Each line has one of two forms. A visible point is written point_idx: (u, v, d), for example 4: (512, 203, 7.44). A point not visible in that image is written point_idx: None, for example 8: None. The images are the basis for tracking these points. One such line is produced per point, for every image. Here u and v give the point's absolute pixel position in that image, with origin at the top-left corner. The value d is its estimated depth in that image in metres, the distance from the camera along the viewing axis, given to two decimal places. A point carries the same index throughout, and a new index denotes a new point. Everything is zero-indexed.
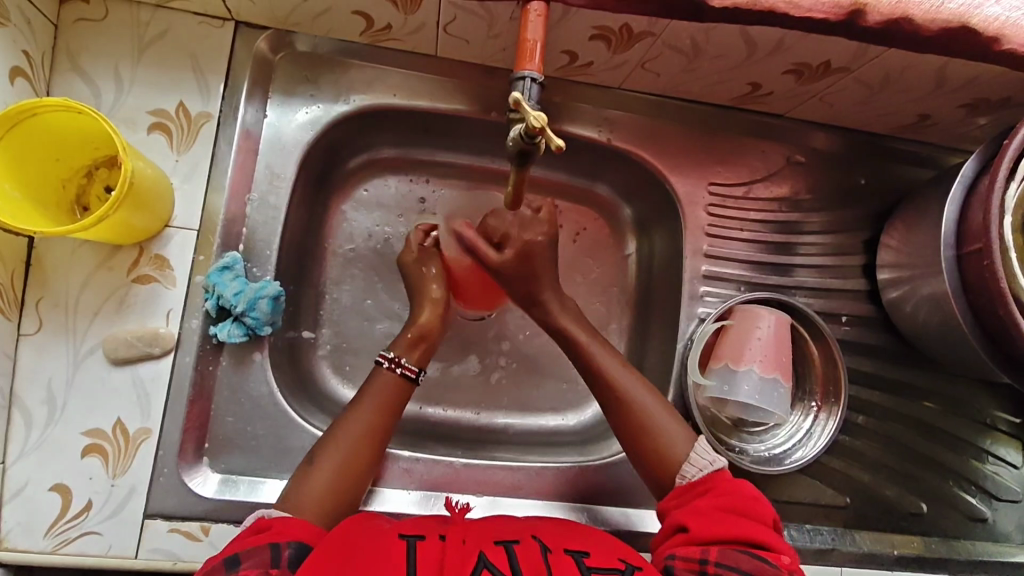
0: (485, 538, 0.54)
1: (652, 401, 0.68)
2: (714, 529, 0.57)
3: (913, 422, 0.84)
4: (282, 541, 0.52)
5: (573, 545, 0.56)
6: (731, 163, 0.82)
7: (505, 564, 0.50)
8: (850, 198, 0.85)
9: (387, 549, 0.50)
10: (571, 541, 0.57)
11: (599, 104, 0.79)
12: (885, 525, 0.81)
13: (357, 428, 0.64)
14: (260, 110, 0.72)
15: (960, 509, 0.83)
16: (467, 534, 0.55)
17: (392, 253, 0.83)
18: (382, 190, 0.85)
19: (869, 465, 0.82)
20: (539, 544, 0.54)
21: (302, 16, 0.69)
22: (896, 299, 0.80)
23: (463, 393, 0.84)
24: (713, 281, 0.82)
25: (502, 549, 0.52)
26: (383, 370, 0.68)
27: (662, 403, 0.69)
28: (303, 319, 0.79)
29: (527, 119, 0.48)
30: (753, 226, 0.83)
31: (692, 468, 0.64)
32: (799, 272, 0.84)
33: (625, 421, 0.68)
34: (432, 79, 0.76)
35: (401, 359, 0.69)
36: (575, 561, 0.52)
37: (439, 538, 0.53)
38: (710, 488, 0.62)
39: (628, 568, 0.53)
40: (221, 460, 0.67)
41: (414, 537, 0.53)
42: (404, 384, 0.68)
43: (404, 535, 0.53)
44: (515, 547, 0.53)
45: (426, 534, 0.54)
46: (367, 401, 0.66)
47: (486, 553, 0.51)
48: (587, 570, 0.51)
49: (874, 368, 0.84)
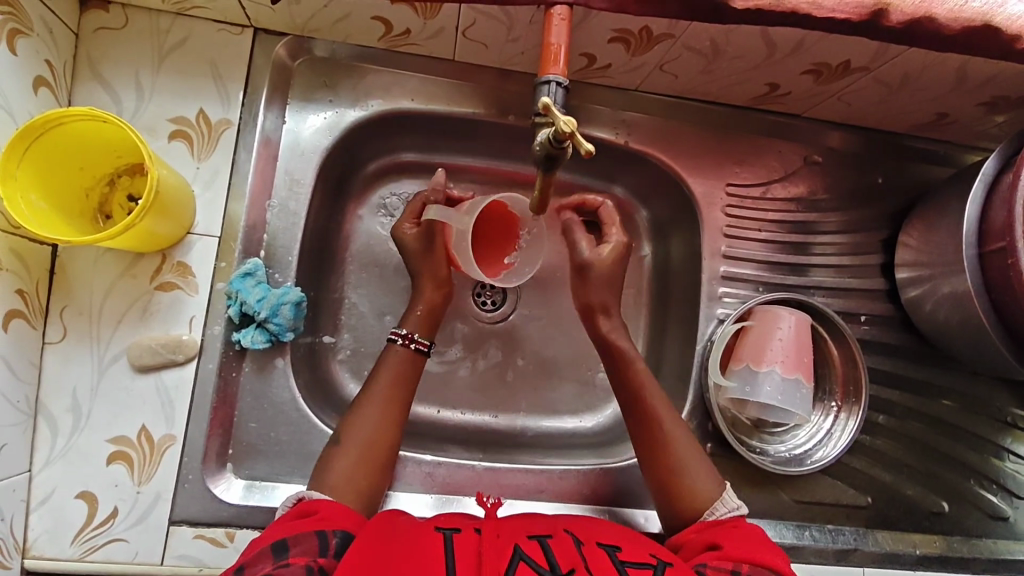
0: (519, 533, 0.54)
1: (688, 443, 0.68)
2: (745, 549, 0.57)
3: (933, 420, 0.84)
4: (329, 529, 0.53)
5: (605, 540, 0.56)
6: (748, 163, 0.82)
7: (541, 559, 0.50)
8: (868, 198, 0.85)
9: (426, 540, 0.52)
10: (602, 535, 0.57)
11: (617, 106, 0.79)
12: (907, 524, 0.81)
13: (373, 404, 0.65)
14: (279, 117, 0.72)
15: (982, 508, 0.83)
16: (501, 528, 0.55)
17: None
18: (397, 194, 0.85)
19: (890, 464, 0.82)
20: (572, 539, 0.55)
21: (321, 22, 0.69)
22: (915, 297, 0.80)
23: (481, 396, 0.84)
24: (731, 282, 0.82)
25: (536, 543, 0.53)
26: (395, 348, 0.69)
27: (696, 446, 0.68)
28: (322, 324, 0.79)
29: (559, 124, 0.47)
30: (771, 227, 0.83)
31: (722, 507, 0.64)
32: (817, 272, 0.84)
33: (654, 447, 0.68)
34: (449, 82, 0.76)
35: (414, 336, 0.69)
36: (607, 556, 0.53)
37: (476, 532, 0.54)
38: (735, 524, 0.61)
39: (660, 564, 0.53)
40: (245, 467, 0.67)
41: (451, 530, 0.54)
42: (415, 358, 0.69)
43: (441, 528, 0.54)
44: (548, 541, 0.53)
45: (463, 527, 0.55)
46: (381, 378, 0.67)
47: (522, 546, 0.51)
48: (620, 565, 0.51)
49: (893, 367, 0.84)
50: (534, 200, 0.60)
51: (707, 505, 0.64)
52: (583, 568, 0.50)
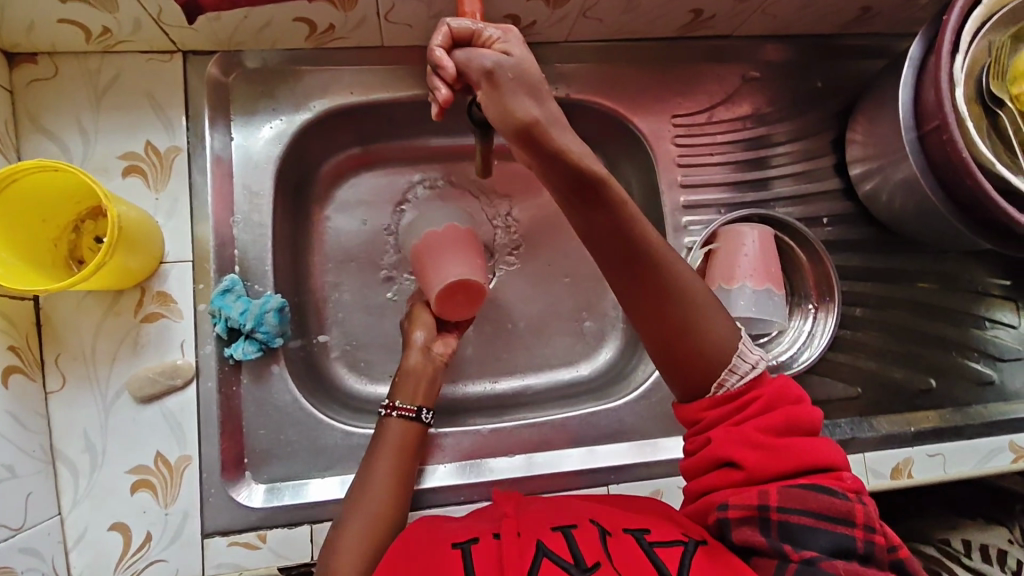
0: (541, 526, 0.56)
1: (690, 282, 0.58)
2: (770, 464, 0.56)
3: (909, 304, 0.87)
4: None
5: (632, 523, 0.58)
6: (688, 93, 0.85)
7: (565, 552, 0.52)
8: (810, 103, 0.87)
9: (443, 564, 0.53)
10: (626, 520, 0.59)
11: (552, 61, 0.82)
12: (899, 405, 0.84)
13: (377, 484, 0.67)
14: (226, 134, 0.74)
15: (969, 377, 0.87)
16: (522, 525, 0.57)
17: (390, 238, 0.89)
18: (362, 188, 0.89)
19: (874, 353, 0.85)
20: (597, 529, 0.57)
21: (245, 33, 0.71)
22: (871, 191, 0.83)
23: (478, 366, 0.90)
24: (693, 210, 0.84)
25: (560, 534, 0.55)
26: (392, 419, 0.72)
27: (696, 280, 0.59)
28: (312, 326, 0.86)
29: (472, 31, 0.57)
30: (723, 149, 0.85)
31: (745, 363, 0.59)
32: (775, 184, 0.86)
33: (652, 305, 0.57)
34: (383, 69, 0.78)
35: (396, 404, 0.73)
36: (636, 540, 0.55)
37: (494, 536, 0.56)
38: (756, 396, 0.59)
39: (690, 540, 0.55)
40: (264, 472, 0.70)
41: (468, 543, 0.55)
42: (414, 426, 0.72)
43: (459, 543, 0.56)
44: (572, 531, 0.55)
45: (480, 536, 0.57)
46: (380, 457, 0.69)
47: (544, 542, 0.53)
48: (650, 546, 0.54)
49: (863, 262, 0.87)
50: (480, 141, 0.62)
51: (719, 377, 0.59)
52: (608, 562, 0.52)
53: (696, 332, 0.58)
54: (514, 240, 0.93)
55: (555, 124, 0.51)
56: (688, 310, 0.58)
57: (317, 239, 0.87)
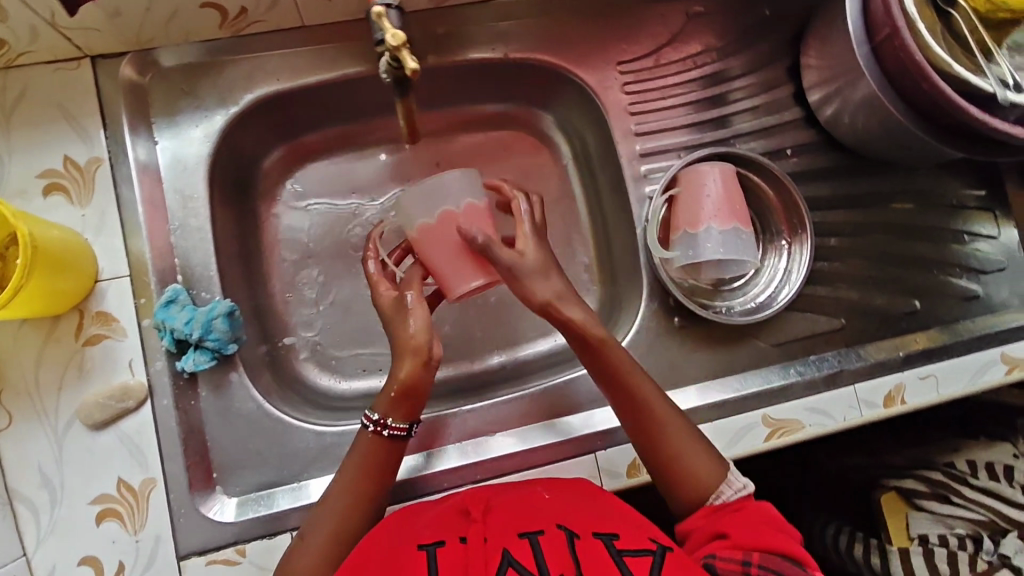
0: (510, 529, 0.54)
1: (677, 431, 0.65)
2: (757, 540, 0.56)
3: (885, 227, 0.85)
4: None
5: (601, 525, 0.57)
6: (632, 37, 0.81)
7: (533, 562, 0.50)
8: (760, 32, 0.83)
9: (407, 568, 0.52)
10: (595, 519, 0.58)
11: (487, 21, 0.79)
12: (885, 332, 0.82)
13: (346, 492, 0.63)
14: (150, 140, 0.70)
15: (953, 294, 0.84)
16: (490, 530, 0.54)
17: (345, 228, 0.85)
18: (310, 180, 0.86)
19: (855, 282, 0.83)
20: (567, 531, 0.55)
21: (153, 27, 0.67)
22: (832, 115, 0.80)
23: (452, 347, 0.86)
24: (652, 158, 0.81)
25: (527, 541, 0.52)
26: (365, 433, 0.64)
27: (688, 433, 0.65)
28: (275, 329, 0.83)
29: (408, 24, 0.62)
30: (675, 91, 0.82)
31: (728, 489, 0.61)
32: (733, 121, 0.83)
33: (635, 427, 0.65)
34: (308, 50, 0.73)
35: (387, 420, 0.64)
36: (605, 546, 0.54)
37: (462, 541, 0.54)
38: (742, 505, 0.60)
39: (660, 548, 0.55)
40: (234, 484, 0.67)
41: (434, 545, 0.54)
42: (390, 444, 0.65)
43: (425, 545, 0.54)
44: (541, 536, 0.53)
45: (447, 537, 0.55)
46: (351, 465, 0.64)
47: (510, 547, 0.51)
48: (619, 554, 0.53)
49: (833, 190, 0.84)
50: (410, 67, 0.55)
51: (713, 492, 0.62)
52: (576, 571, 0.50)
53: (673, 450, 0.64)
54: None
55: (535, 275, 0.65)
56: (667, 446, 0.64)
57: (268, 238, 0.84)
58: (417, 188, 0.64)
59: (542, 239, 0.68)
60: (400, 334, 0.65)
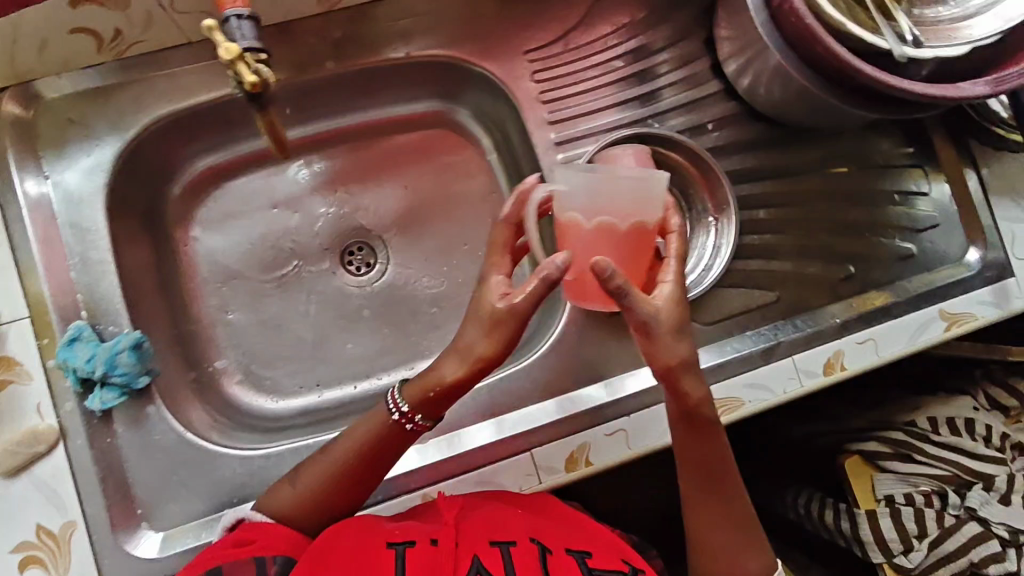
0: (483, 539, 0.58)
1: (739, 530, 0.64)
2: None
3: (814, 194, 0.83)
4: (268, 557, 0.56)
5: (575, 544, 0.62)
6: (538, 24, 0.79)
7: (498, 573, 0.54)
8: (671, 7, 0.81)
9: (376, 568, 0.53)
10: (571, 537, 0.63)
11: (394, 18, 0.77)
12: (821, 300, 0.81)
13: (353, 439, 0.62)
14: (39, 175, 0.68)
15: (889, 255, 0.83)
16: (464, 536, 0.58)
17: (271, 244, 0.85)
18: (229, 200, 0.85)
19: (788, 253, 0.81)
20: (542, 546, 0.59)
21: (26, 54, 0.66)
22: (750, 85, 0.78)
23: (388, 356, 0.86)
24: (568, 146, 0.79)
25: (498, 552, 0.56)
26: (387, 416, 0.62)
27: (749, 531, 0.65)
28: (204, 354, 0.81)
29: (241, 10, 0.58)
30: (587, 75, 0.80)
31: None
32: (650, 100, 0.81)
33: (694, 509, 0.65)
34: (198, 67, 0.72)
35: (415, 416, 0.62)
36: (577, 562, 0.59)
37: (432, 542, 0.57)
38: None
39: (631, 571, 0.60)
40: (161, 519, 0.66)
41: (403, 544, 0.55)
42: (407, 433, 0.62)
43: (395, 542, 0.56)
44: (512, 549, 0.57)
45: (417, 538, 0.57)
46: (365, 423, 0.63)
47: (481, 559, 0.55)
48: (589, 572, 0.58)
49: (758, 161, 0.83)
50: (248, 80, 0.57)
51: None
52: None
53: (726, 545, 0.64)
54: (399, 218, 0.89)
55: (670, 339, 0.57)
56: (727, 535, 0.64)
57: (187, 261, 0.83)
58: (596, 175, 0.51)
59: (682, 285, 0.60)
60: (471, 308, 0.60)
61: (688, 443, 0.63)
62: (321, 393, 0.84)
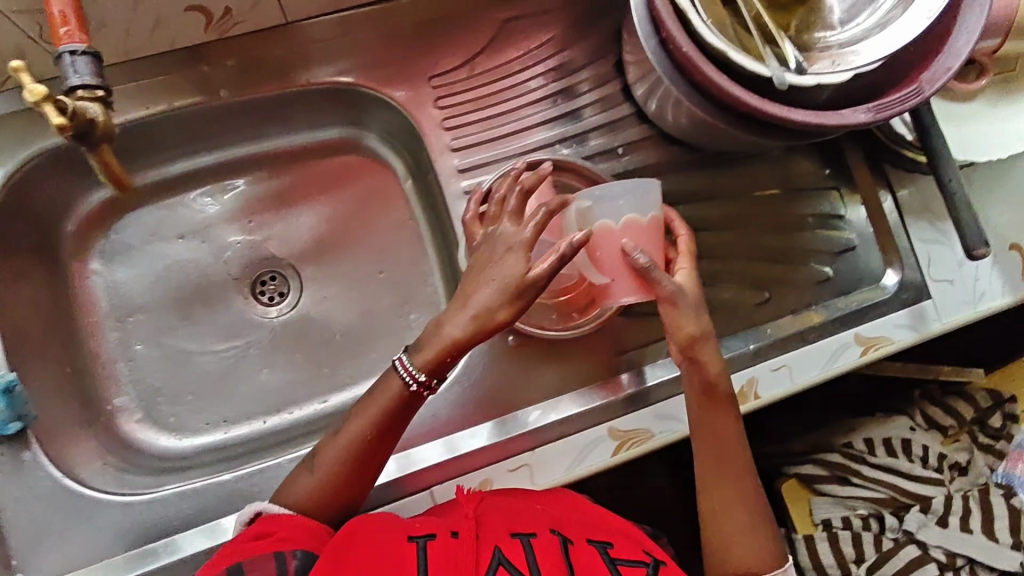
0: (503, 531, 0.59)
1: (751, 514, 0.65)
2: None
3: (727, 218, 0.83)
4: (288, 551, 0.56)
5: (596, 534, 0.63)
6: (443, 48, 0.78)
7: (520, 562, 0.56)
8: (578, 31, 0.80)
9: (400, 559, 0.55)
10: (590, 528, 0.64)
11: (290, 46, 0.75)
12: (736, 326, 0.79)
13: (357, 425, 0.63)
14: None
15: (805, 279, 0.82)
16: (485, 529, 0.59)
17: (176, 275, 0.82)
18: (130, 231, 0.83)
19: (701, 278, 0.80)
20: (560, 538, 0.60)
21: None
22: (656, 109, 0.76)
23: (300, 390, 0.83)
24: (472, 173, 0.78)
25: (519, 544, 0.58)
26: (399, 383, 0.63)
27: (760, 515, 0.65)
28: (101, 390, 0.79)
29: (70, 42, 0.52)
30: (490, 100, 0.79)
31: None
32: (556, 124, 0.80)
33: (706, 487, 0.66)
34: None
35: (431, 382, 0.63)
36: (599, 553, 0.61)
37: (451, 534, 0.58)
38: None
39: (651, 561, 0.62)
40: (35, 568, 0.65)
41: (425, 538, 0.57)
42: (418, 397, 0.64)
43: (415, 536, 0.57)
44: (531, 540, 0.58)
45: (438, 532, 0.58)
46: (372, 403, 0.64)
47: (502, 549, 0.57)
48: (612, 564, 0.60)
49: (671, 185, 0.82)
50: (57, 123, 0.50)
51: None
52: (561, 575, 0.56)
53: (736, 528, 0.64)
54: (312, 246, 0.86)
55: (693, 309, 0.60)
56: (736, 519, 0.64)
57: (84, 294, 0.80)
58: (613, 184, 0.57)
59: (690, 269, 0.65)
60: (482, 271, 0.59)
61: (707, 418, 0.65)
62: (229, 429, 0.81)
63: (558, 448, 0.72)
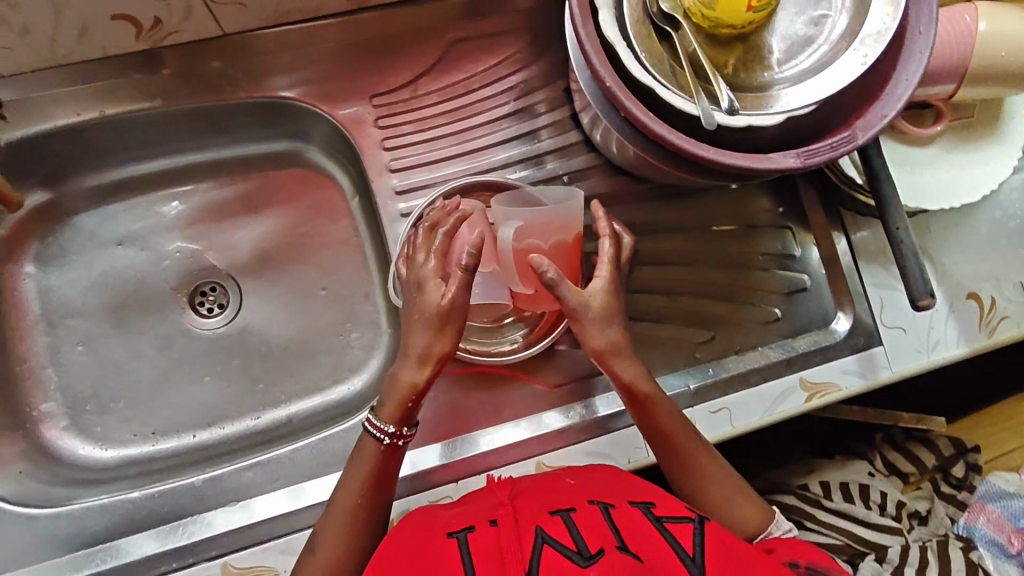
0: (539, 510, 0.52)
1: (724, 480, 0.64)
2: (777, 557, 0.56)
3: (676, 252, 0.80)
4: None
5: (637, 497, 0.56)
6: (387, 68, 0.79)
7: (565, 538, 0.47)
8: (527, 56, 0.80)
9: (441, 559, 0.49)
10: (629, 493, 0.57)
11: (228, 59, 0.75)
12: (676, 364, 0.77)
13: (349, 493, 0.61)
14: None
15: (752, 319, 0.80)
16: (519, 511, 0.52)
17: (114, 282, 0.82)
18: (69, 237, 0.82)
19: (643, 313, 0.78)
20: (600, 507, 0.53)
21: None
22: (602, 139, 0.74)
23: (232, 407, 0.80)
24: (408, 195, 0.77)
25: (560, 520, 0.50)
26: (376, 444, 0.61)
27: (732, 479, 0.65)
28: (26, 398, 0.77)
29: None
30: (433, 122, 0.79)
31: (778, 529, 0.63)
32: (501, 149, 0.79)
33: (678, 473, 0.65)
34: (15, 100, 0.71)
35: (402, 431, 0.61)
36: (642, 514, 0.53)
37: (491, 523, 0.52)
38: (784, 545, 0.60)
39: (699, 517, 0.53)
40: None
41: (465, 531, 0.52)
42: (398, 452, 0.62)
43: (454, 532, 0.52)
44: (572, 515, 0.51)
45: (476, 523, 0.53)
46: (355, 468, 0.61)
47: (544, 527, 0.49)
48: (659, 521, 0.52)
49: (618, 217, 0.80)
50: None
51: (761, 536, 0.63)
52: (612, 545, 0.47)
53: (717, 498, 0.64)
54: (254, 259, 0.84)
55: (600, 323, 0.62)
56: (714, 490, 0.64)
57: (15, 298, 0.79)
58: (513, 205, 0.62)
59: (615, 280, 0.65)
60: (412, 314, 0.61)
61: (652, 422, 0.64)
62: (155, 443, 0.79)
63: (479, 483, 0.69)
